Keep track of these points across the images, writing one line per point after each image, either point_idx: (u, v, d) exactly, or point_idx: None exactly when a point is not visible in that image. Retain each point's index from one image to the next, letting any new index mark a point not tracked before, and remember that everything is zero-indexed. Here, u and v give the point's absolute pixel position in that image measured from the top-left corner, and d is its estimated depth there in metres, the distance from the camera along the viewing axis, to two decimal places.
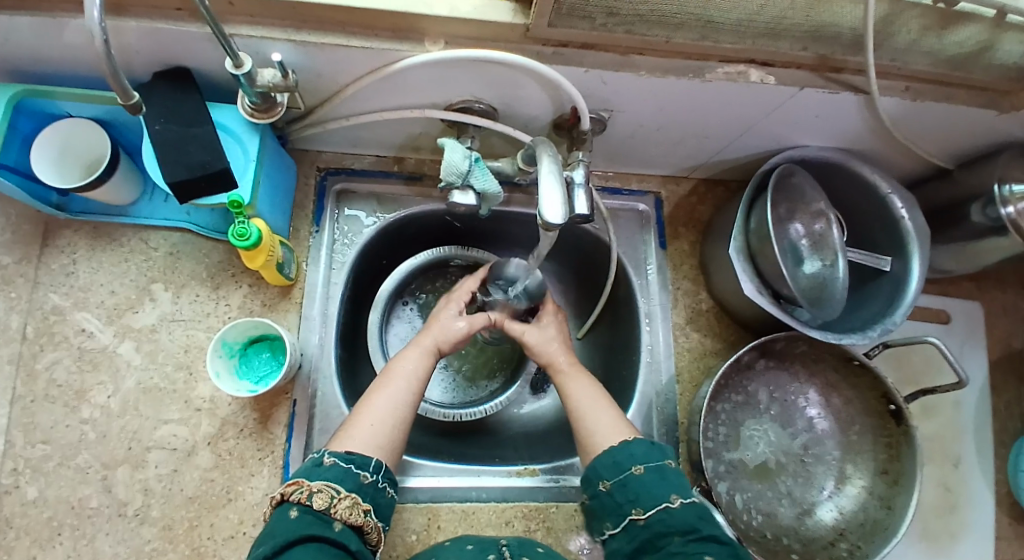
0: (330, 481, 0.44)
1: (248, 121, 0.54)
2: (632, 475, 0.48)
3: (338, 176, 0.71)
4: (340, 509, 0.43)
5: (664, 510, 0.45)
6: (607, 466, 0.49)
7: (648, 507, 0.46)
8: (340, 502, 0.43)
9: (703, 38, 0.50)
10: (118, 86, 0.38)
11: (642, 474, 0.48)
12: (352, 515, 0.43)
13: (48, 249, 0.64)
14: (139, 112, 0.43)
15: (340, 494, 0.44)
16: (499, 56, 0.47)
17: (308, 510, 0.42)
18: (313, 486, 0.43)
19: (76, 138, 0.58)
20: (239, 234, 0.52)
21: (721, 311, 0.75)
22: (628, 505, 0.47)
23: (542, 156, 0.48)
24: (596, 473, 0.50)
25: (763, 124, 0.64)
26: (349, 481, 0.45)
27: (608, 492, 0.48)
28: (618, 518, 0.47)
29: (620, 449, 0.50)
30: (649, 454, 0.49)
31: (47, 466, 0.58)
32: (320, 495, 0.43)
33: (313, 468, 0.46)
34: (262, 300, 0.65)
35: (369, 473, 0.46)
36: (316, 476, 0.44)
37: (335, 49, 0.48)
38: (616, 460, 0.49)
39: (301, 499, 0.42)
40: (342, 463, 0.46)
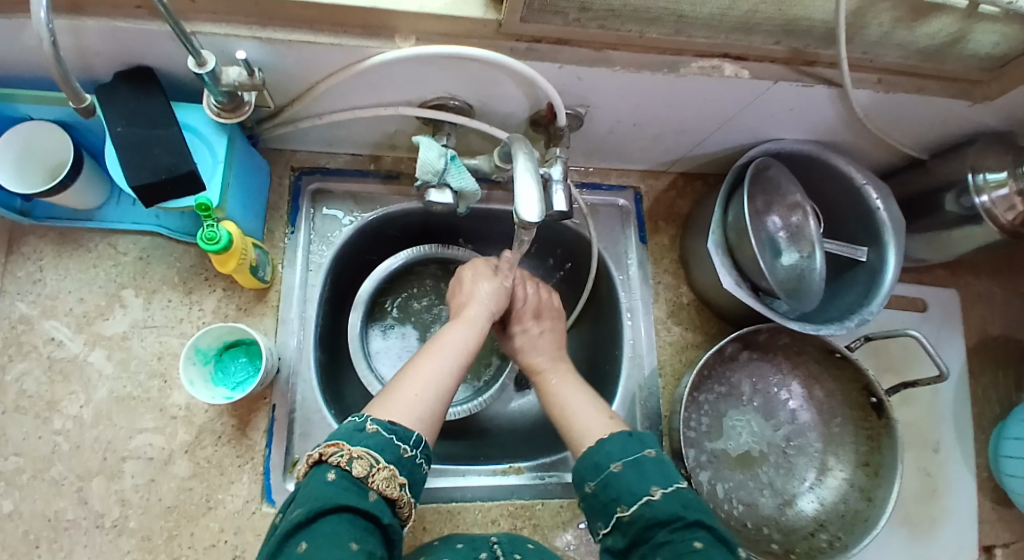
0: (372, 448, 0.43)
1: (215, 122, 0.52)
2: (611, 474, 0.47)
3: (312, 176, 0.70)
4: (378, 479, 0.42)
5: (643, 504, 0.44)
6: (588, 469, 0.49)
7: (630, 504, 0.45)
8: (378, 472, 0.42)
9: (678, 33, 0.50)
10: (70, 88, 0.39)
11: (621, 470, 0.47)
12: (388, 487, 0.42)
13: (13, 257, 0.62)
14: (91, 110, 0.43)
15: (379, 464, 0.42)
16: (471, 52, 0.46)
17: (347, 475, 0.41)
18: (354, 450, 0.42)
19: (38, 140, 0.56)
20: (208, 238, 0.50)
21: (702, 304, 0.75)
22: (612, 503, 0.46)
23: (518, 153, 0.48)
24: (581, 475, 0.50)
25: (740, 119, 0.63)
26: (391, 452, 0.44)
27: (593, 493, 0.48)
28: (607, 517, 0.47)
29: (596, 450, 0.49)
30: (627, 449, 0.48)
31: (19, 479, 0.57)
32: (360, 462, 0.42)
33: (356, 433, 0.44)
34: (238, 304, 0.64)
35: (408, 447, 0.45)
36: (356, 441, 0.43)
37: (303, 46, 0.47)
38: (596, 461, 0.49)
39: (340, 463, 0.41)
40: (385, 433, 0.45)
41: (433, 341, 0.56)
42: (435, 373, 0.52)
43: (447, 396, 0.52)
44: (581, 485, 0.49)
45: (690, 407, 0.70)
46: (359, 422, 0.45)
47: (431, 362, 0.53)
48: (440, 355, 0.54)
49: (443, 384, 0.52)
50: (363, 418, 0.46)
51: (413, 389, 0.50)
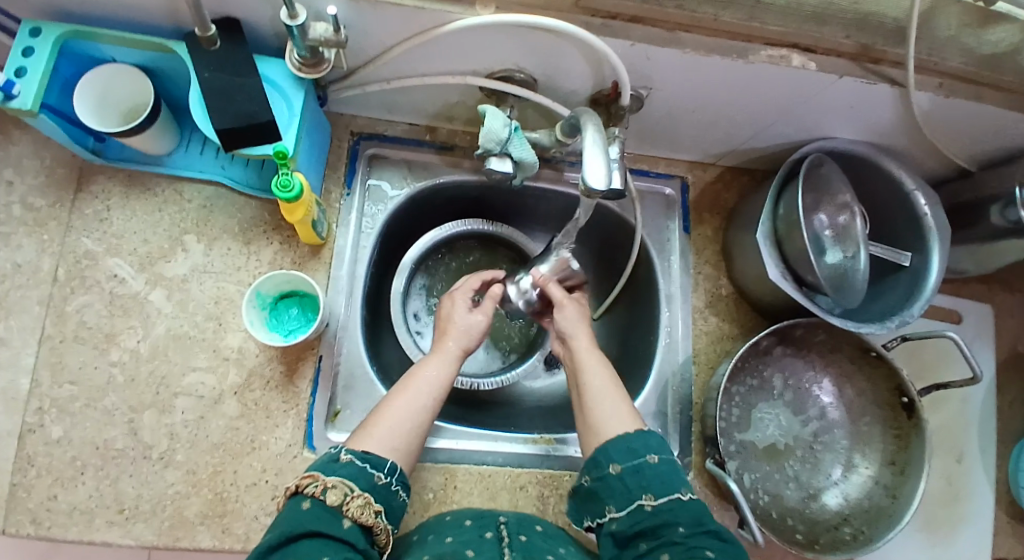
0: (346, 478, 0.46)
1: (294, 76, 0.54)
2: (646, 463, 0.50)
3: (370, 142, 0.72)
4: (351, 508, 0.44)
5: (673, 500, 0.49)
6: (620, 452, 0.51)
7: (659, 496, 0.49)
8: (352, 500, 0.45)
9: (751, 18, 0.51)
10: (200, 20, 0.47)
11: (656, 463, 0.50)
12: (362, 515, 0.45)
13: (81, 195, 0.64)
14: (213, 46, 0.51)
15: (353, 492, 0.45)
16: (550, 22, 0.47)
17: (320, 504, 0.43)
18: (328, 481, 0.45)
19: (118, 84, 0.59)
20: (282, 185, 0.52)
21: (741, 298, 0.75)
22: (638, 490, 0.49)
23: (586, 125, 0.49)
24: (605, 458, 0.51)
25: (797, 113, 0.64)
26: (364, 480, 0.46)
27: (618, 476, 0.50)
28: (624, 501, 0.49)
29: (636, 436, 0.52)
30: (662, 446, 0.52)
31: (74, 407, 0.59)
32: (334, 491, 0.44)
33: (331, 463, 0.47)
34: (292, 258, 0.66)
35: (383, 475, 0.47)
36: (332, 471, 0.46)
37: (386, 7, 0.49)
38: (632, 447, 0.51)
39: (315, 493, 0.44)
40: (358, 462, 0.47)
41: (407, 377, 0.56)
42: (411, 409, 0.52)
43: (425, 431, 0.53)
44: (605, 465, 0.51)
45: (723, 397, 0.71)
46: (335, 453, 0.48)
47: (407, 397, 0.53)
48: (417, 387, 0.54)
49: (423, 413, 0.53)
50: (339, 447, 0.49)
51: (388, 423, 0.51)
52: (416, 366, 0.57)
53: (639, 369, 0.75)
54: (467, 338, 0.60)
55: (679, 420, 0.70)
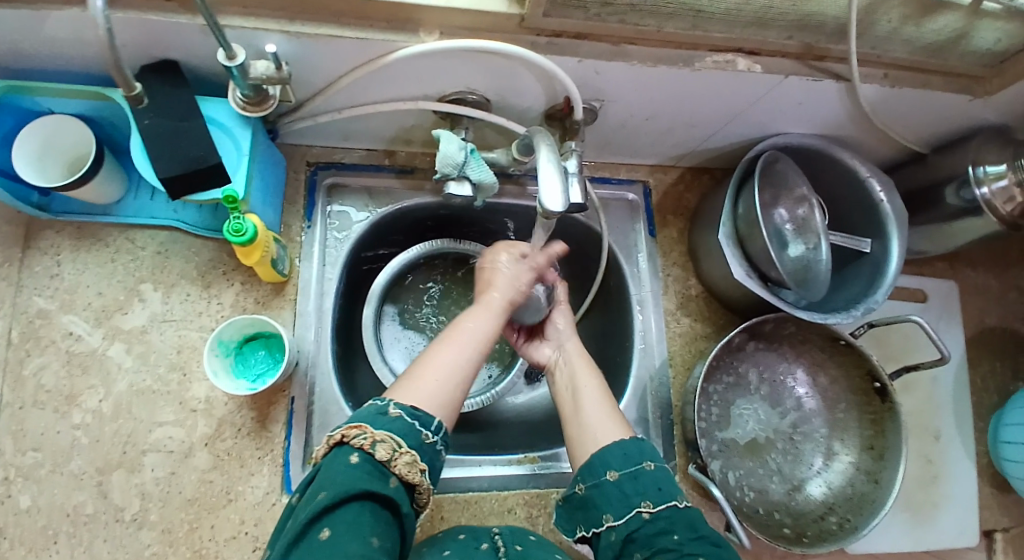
0: (394, 433, 0.40)
1: (239, 115, 0.53)
2: (643, 469, 0.47)
3: (328, 171, 0.70)
4: (399, 465, 0.39)
5: (670, 507, 0.46)
6: (615, 458, 0.48)
7: (657, 503, 0.46)
8: (400, 456, 0.39)
9: (694, 28, 0.52)
10: (123, 76, 0.41)
11: (654, 469, 0.47)
12: (409, 473, 0.39)
13: (30, 252, 0.62)
14: (137, 97, 0.45)
15: (401, 448, 0.39)
16: (494, 45, 0.47)
17: (369, 459, 0.38)
18: (377, 433, 0.39)
19: (61, 134, 0.57)
20: (234, 230, 0.51)
21: (710, 296, 0.76)
22: (636, 497, 0.46)
23: (540, 145, 0.49)
24: (601, 463, 0.48)
25: (750, 113, 0.65)
26: (412, 437, 0.40)
27: (615, 482, 0.47)
28: (621, 509, 0.46)
29: (631, 441, 0.49)
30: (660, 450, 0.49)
31: (39, 474, 0.57)
32: (383, 445, 0.38)
33: (378, 416, 0.41)
34: (256, 298, 0.64)
35: (430, 433, 0.42)
36: (379, 424, 0.40)
37: (328, 40, 0.48)
38: (627, 452, 0.48)
39: (363, 445, 0.38)
40: (407, 417, 0.41)
41: (450, 330, 0.51)
42: (458, 358, 0.47)
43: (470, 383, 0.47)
44: (601, 470, 0.48)
45: (700, 398, 0.71)
46: (381, 406, 0.42)
47: (454, 346, 0.48)
48: (463, 339, 0.49)
49: (467, 368, 0.47)
50: (384, 400, 0.43)
51: (433, 374, 0.46)
52: (460, 317, 0.52)
53: (617, 377, 0.75)
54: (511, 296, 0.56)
55: (659, 424, 0.70)
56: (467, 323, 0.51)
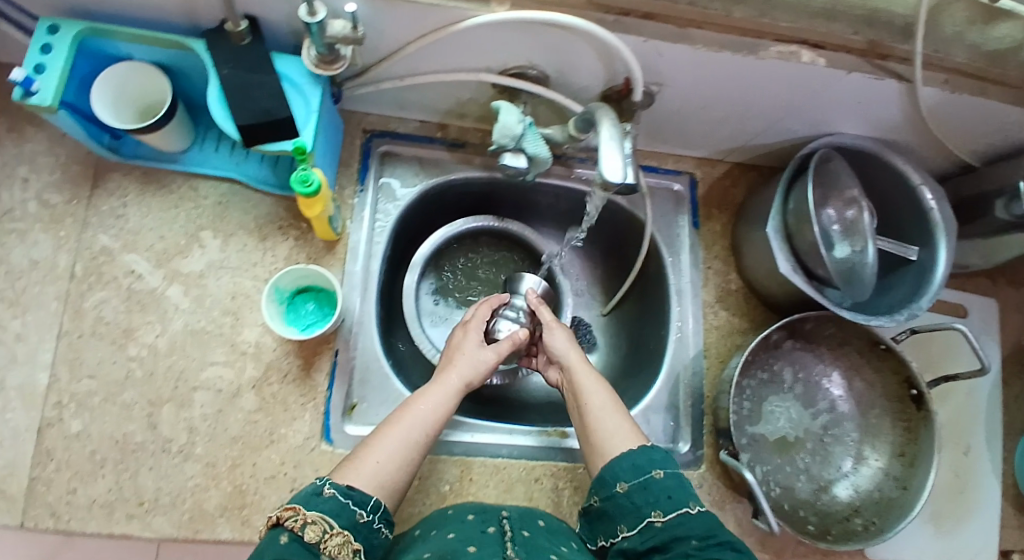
0: (326, 513, 0.43)
1: (312, 73, 0.55)
2: (652, 478, 0.50)
3: (383, 139, 0.72)
4: (329, 545, 0.42)
5: (682, 514, 0.48)
6: (625, 469, 0.51)
7: (667, 511, 0.48)
8: (330, 538, 0.42)
9: (761, 16, 0.52)
10: (234, 15, 0.48)
11: (663, 477, 0.50)
12: (341, 553, 0.42)
13: (97, 192, 0.64)
14: (241, 41, 0.52)
15: (332, 529, 0.42)
16: (564, 17, 0.48)
17: (298, 539, 0.41)
18: (308, 515, 0.42)
19: (136, 81, 0.59)
20: (301, 180, 0.53)
21: (750, 293, 0.75)
22: (647, 507, 0.49)
23: (602, 121, 0.50)
24: (612, 476, 0.52)
25: (805, 109, 0.65)
26: (346, 517, 0.44)
27: (626, 493, 0.50)
28: (634, 519, 0.49)
29: (640, 452, 0.52)
30: (666, 460, 0.52)
31: (92, 401, 0.60)
32: (313, 527, 0.42)
33: (313, 496, 0.44)
34: (308, 254, 0.67)
35: (365, 512, 0.45)
36: (312, 506, 0.43)
37: (397, 5, 0.49)
38: (637, 463, 0.51)
39: (294, 527, 0.41)
40: (340, 497, 0.45)
41: (402, 408, 0.55)
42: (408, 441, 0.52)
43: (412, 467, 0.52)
44: (612, 482, 0.51)
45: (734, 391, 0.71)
46: (319, 486, 0.46)
47: (400, 430, 0.53)
48: (412, 420, 0.54)
49: (410, 451, 0.52)
50: (323, 480, 0.46)
51: (377, 453, 0.50)
52: (414, 397, 0.56)
53: (650, 364, 0.75)
54: (471, 370, 0.60)
55: (690, 413, 0.71)
56: (419, 402, 0.56)
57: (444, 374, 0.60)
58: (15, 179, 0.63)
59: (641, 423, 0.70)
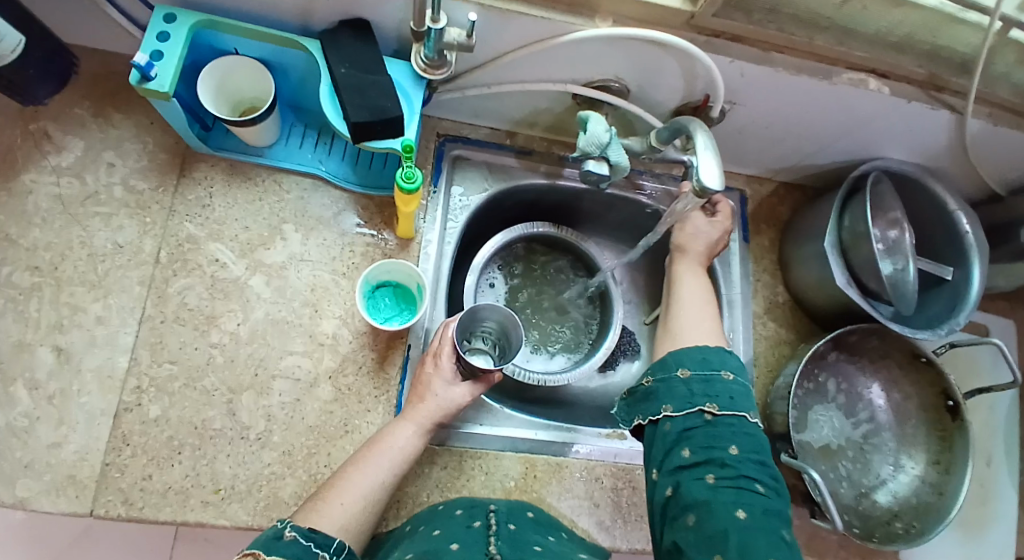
0: (288, 557, 0.42)
1: (416, 76, 0.58)
2: (720, 378, 0.52)
3: (455, 143, 0.74)
4: None
5: (737, 419, 0.50)
6: (693, 359, 0.53)
7: (723, 408, 0.50)
8: None
9: (840, 44, 0.58)
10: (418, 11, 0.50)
11: (731, 380, 0.52)
12: None
13: (184, 181, 0.65)
14: (417, 36, 0.53)
15: None
16: (668, 37, 0.52)
17: None
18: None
19: (233, 76, 0.61)
20: (405, 177, 0.56)
21: (796, 306, 0.79)
22: (703, 397, 0.51)
23: (695, 131, 0.53)
24: (677, 361, 0.54)
25: (858, 133, 0.70)
26: None
27: (687, 379, 0.52)
28: (683, 404, 0.51)
29: (715, 353, 0.54)
30: (738, 370, 0.54)
31: (173, 386, 0.60)
32: None
33: (273, 541, 0.43)
34: (383, 250, 0.68)
35: (328, 554, 0.45)
36: (273, 550, 0.42)
37: (514, 16, 0.53)
38: (706, 358, 0.53)
39: None
40: (302, 540, 0.44)
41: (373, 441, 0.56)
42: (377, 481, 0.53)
43: (378, 509, 0.53)
44: (675, 367, 0.53)
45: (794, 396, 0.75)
46: (278, 529, 0.45)
47: (368, 468, 0.54)
48: (379, 459, 0.55)
49: (380, 491, 0.53)
50: (280, 524, 0.45)
51: (349, 494, 0.51)
52: (384, 432, 0.57)
53: None
54: (441, 412, 0.59)
55: None
56: (387, 438, 0.56)
57: (413, 409, 0.59)
58: (101, 163, 0.64)
59: None
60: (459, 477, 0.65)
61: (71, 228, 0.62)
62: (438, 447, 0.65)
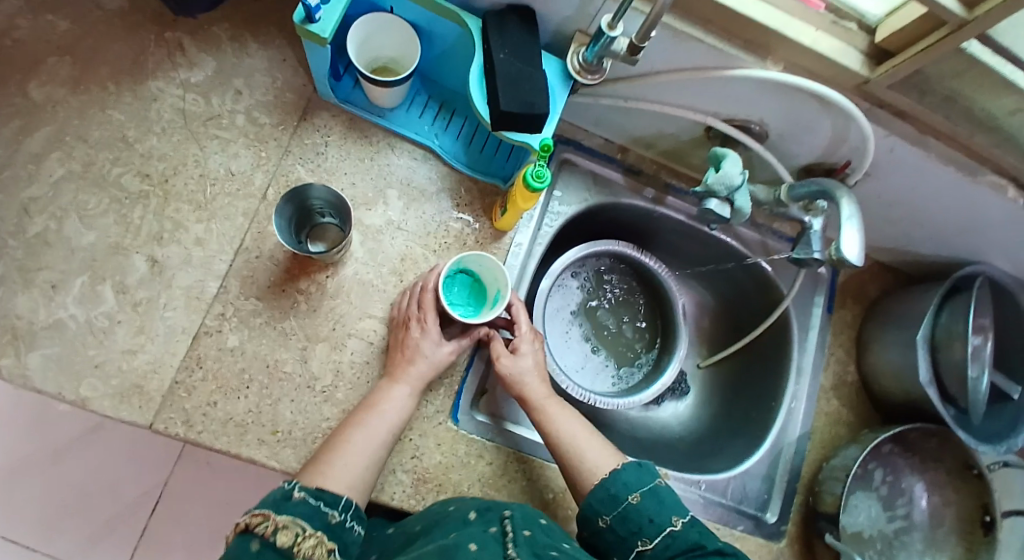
0: (298, 518, 0.41)
1: (566, 76, 0.57)
2: (630, 505, 0.52)
3: (566, 147, 0.73)
4: (304, 548, 0.40)
5: (669, 535, 0.50)
6: (604, 501, 0.53)
7: (653, 538, 0.51)
8: (304, 541, 0.40)
9: (994, 147, 0.56)
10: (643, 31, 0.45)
11: (640, 501, 0.52)
12: (317, 554, 0.40)
13: (305, 124, 0.65)
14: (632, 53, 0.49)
15: (305, 532, 0.41)
16: (840, 98, 0.50)
17: (270, 547, 0.39)
18: (279, 521, 0.40)
19: (379, 32, 0.60)
20: (535, 175, 0.55)
21: (863, 388, 0.78)
22: (633, 536, 0.51)
23: (842, 198, 0.53)
24: (594, 509, 0.53)
25: (974, 233, 0.69)
26: (318, 519, 0.43)
27: (610, 526, 0.52)
28: (624, 549, 0.51)
29: (614, 481, 0.53)
30: (641, 478, 0.54)
31: (255, 321, 0.60)
32: (286, 532, 0.40)
33: (281, 502, 0.42)
34: (478, 237, 0.68)
35: (337, 513, 0.44)
36: (283, 510, 0.41)
37: (687, 41, 0.51)
38: (613, 493, 0.53)
39: (266, 534, 0.39)
40: (311, 500, 0.44)
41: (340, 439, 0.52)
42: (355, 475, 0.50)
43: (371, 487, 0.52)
44: (593, 518, 0.53)
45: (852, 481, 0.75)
46: (286, 490, 0.44)
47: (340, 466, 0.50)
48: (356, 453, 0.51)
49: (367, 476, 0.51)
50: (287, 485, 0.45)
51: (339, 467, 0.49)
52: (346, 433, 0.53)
53: (755, 429, 0.77)
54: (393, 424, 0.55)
55: (785, 489, 0.73)
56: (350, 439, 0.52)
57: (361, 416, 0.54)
58: (230, 89, 0.64)
59: (738, 485, 0.72)
60: (501, 478, 0.64)
61: (190, 145, 0.62)
62: (487, 443, 0.64)
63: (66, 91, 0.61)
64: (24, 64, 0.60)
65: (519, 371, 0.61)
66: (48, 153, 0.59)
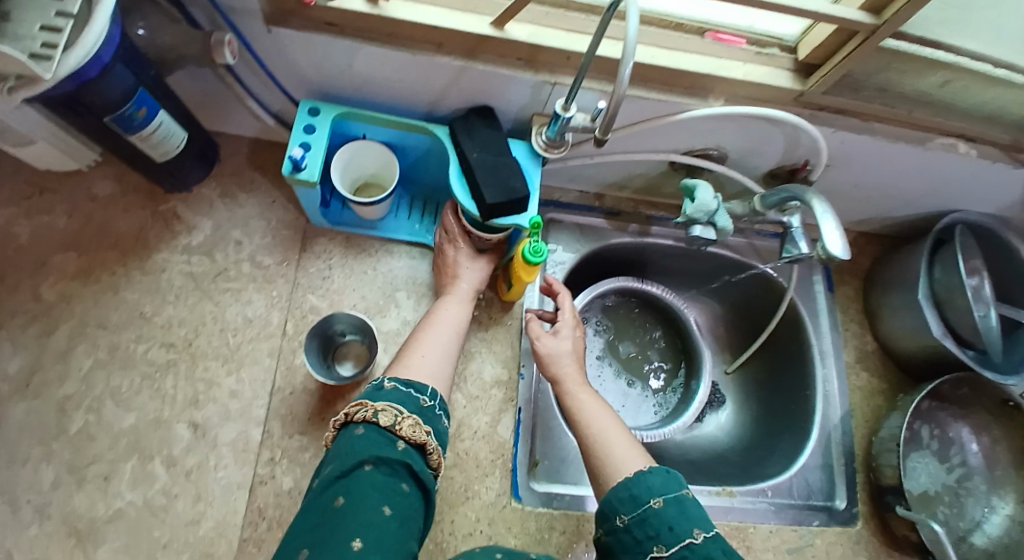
0: (394, 402, 0.45)
1: (536, 155, 0.61)
2: (651, 509, 0.43)
3: (549, 208, 0.78)
4: (405, 425, 0.44)
5: (685, 546, 0.41)
6: (623, 500, 0.45)
7: (670, 545, 0.41)
8: (404, 418, 0.44)
9: (936, 115, 0.60)
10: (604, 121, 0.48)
11: (661, 505, 0.43)
12: (415, 432, 0.44)
13: (306, 255, 0.68)
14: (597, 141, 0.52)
15: (404, 412, 0.45)
16: (787, 116, 0.55)
17: (376, 426, 0.43)
18: (378, 404, 0.44)
19: (356, 157, 0.64)
20: (533, 251, 0.58)
21: (886, 355, 0.82)
22: (648, 541, 0.42)
23: (812, 199, 0.57)
24: (613, 506, 0.45)
25: (941, 189, 0.73)
26: (412, 402, 0.46)
27: (626, 527, 0.44)
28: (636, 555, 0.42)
29: (636, 481, 0.45)
30: (668, 486, 0.44)
31: (304, 457, 0.61)
32: (387, 412, 0.44)
33: (376, 390, 0.47)
34: (489, 312, 0.73)
35: (427, 398, 0.48)
36: (379, 396, 0.46)
37: (635, 98, 0.56)
38: (634, 492, 0.45)
39: (368, 416, 0.43)
40: (402, 388, 0.47)
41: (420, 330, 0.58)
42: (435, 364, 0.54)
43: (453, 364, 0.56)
44: (611, 516, 0.45)
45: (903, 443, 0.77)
46: (377, 383, 0.48)
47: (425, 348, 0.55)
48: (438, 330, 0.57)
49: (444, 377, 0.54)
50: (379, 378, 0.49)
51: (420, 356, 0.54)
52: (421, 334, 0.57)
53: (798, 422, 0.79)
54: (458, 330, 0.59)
55: (845, 472, 0.74)
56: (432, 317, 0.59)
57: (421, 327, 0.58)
58: (230, 242, 0.67)
59: (800, 482, 0.73)
60: (578, 542, 0.63)
61: (204, 303, 0.65)
62: (554, 512, 0.64)
63: (78, 285, 0.64)
64: (33, 270, 0.64)
65: (557, 351, 0.62)
66: (72, 347, 0.62)
